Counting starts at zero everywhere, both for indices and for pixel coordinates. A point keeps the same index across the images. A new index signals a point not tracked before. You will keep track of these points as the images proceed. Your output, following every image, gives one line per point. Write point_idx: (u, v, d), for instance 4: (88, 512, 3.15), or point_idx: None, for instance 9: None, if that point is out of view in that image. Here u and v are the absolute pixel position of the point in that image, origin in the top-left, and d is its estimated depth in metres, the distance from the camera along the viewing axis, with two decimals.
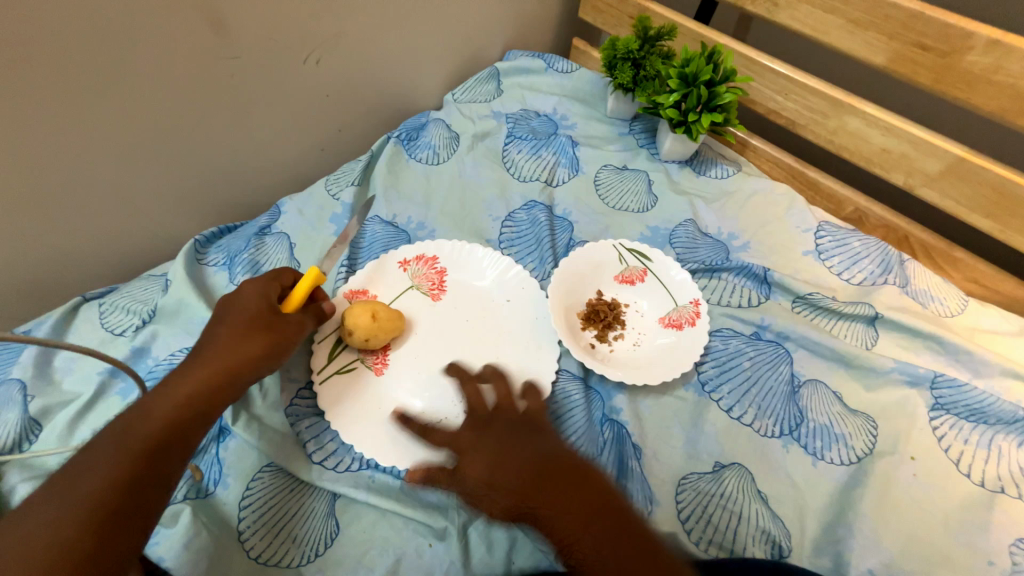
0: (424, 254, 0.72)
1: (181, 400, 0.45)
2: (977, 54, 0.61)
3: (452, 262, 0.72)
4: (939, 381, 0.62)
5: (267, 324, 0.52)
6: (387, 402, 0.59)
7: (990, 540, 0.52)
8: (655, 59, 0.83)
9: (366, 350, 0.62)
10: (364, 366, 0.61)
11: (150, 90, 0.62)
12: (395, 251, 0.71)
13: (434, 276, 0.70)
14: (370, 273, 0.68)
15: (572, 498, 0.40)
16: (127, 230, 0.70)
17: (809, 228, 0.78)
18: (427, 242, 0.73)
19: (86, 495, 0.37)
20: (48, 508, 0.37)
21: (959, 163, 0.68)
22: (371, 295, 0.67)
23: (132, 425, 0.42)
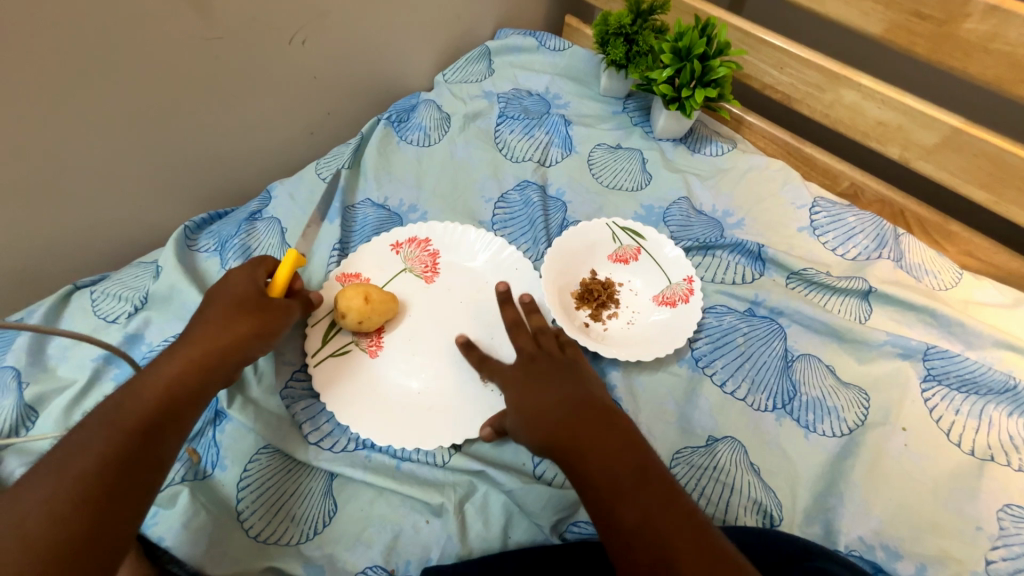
0: (417, 237, 0.71)
1: (174, 379, 0.46)
2: (975, 21, 0.60)
3: (444, 243, 0.71)
4: (932, 353, 0.62)
5: (259, 306, 0.53)
6: (382, 383, 0.60)
7: (978, 506, 0.53)
8: (648, 34, 0.81)
9: (360, 333, 0.62)
10: (358, 349, 0.62)
11: (133, 74, 0.61)
12: (387, 234, 0.71)
13: (427, 258, 0.70)
14: (363, 256, 0.68)
15: (605, 443, 0.44)
16: (116, 218, 0.70)
17: (804, 204, 0.77)
18: (418, 224, 0.72)
19: (81, 472, 0.38)
20: (42, 486, 0.37)
21: (954, 135, 0.67)
22: (363, 278, 0.67)
23: (125, 404, 0.43)
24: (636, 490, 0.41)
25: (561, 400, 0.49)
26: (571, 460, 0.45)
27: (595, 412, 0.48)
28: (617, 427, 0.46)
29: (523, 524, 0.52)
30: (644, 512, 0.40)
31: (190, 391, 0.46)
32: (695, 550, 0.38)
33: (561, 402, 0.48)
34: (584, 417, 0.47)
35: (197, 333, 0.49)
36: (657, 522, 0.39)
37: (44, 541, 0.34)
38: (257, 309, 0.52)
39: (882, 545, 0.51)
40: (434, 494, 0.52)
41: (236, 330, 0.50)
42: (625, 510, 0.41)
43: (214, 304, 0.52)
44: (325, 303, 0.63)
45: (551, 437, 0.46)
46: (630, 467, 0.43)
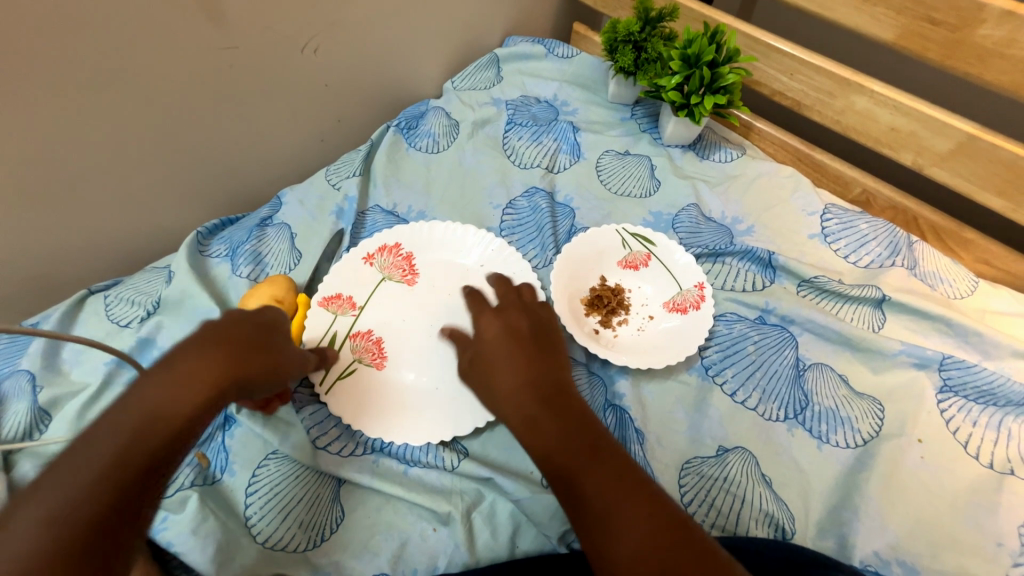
0: (386, 245, 0.71)
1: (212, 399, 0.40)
2: (990, 27, 0.60)
3: (453, 248, 0.72)
4: (948, 363, 0.61)
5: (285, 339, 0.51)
6: (390, 390, 0.60)
7: (998, 522, 0.52)
8: (657, 41, 0.81)
9: (360, 352, 0.62)
10: (364, 365, 0.61)
11: (149, 83, 0.62)
12: (355, 249, 0.69)
13: (402, 262, 0.70)
14: (340, 276, 0.67)
15: (560, 422, 0.44)
16: (131, 224, 0.71)
17: (815, 211, 0.77)
18: (387, 232, 0.72)
19: (81, 523, 0.31)
20: (70, 500, 0.32)
21: (969, 142, 0.66)
22: (345, 297, 0.66)
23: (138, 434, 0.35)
24: (597, 470, 0.41)
25: (526, 372, 0.48)
26: (531, 441, 0.44)
27: (560, 393, 0.47)
28: (580, 409, 0.46)
29: (531, 534, 0.51)
30: (603, 494, 0.40)
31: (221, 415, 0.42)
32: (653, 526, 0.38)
33: (527, 375, 0.48)
34: (548, 402, 0.45)
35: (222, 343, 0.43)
36: (616, 502, 0.39)
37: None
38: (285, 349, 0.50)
39: (899, 560, 0.50)
40: (441, 502, 0.52)
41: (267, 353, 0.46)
42: (583, 483, 0.41)
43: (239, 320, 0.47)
44: (315, 331, 0.62)
45: (509, 402, 0.47)
46: (590, 450, 0.43)
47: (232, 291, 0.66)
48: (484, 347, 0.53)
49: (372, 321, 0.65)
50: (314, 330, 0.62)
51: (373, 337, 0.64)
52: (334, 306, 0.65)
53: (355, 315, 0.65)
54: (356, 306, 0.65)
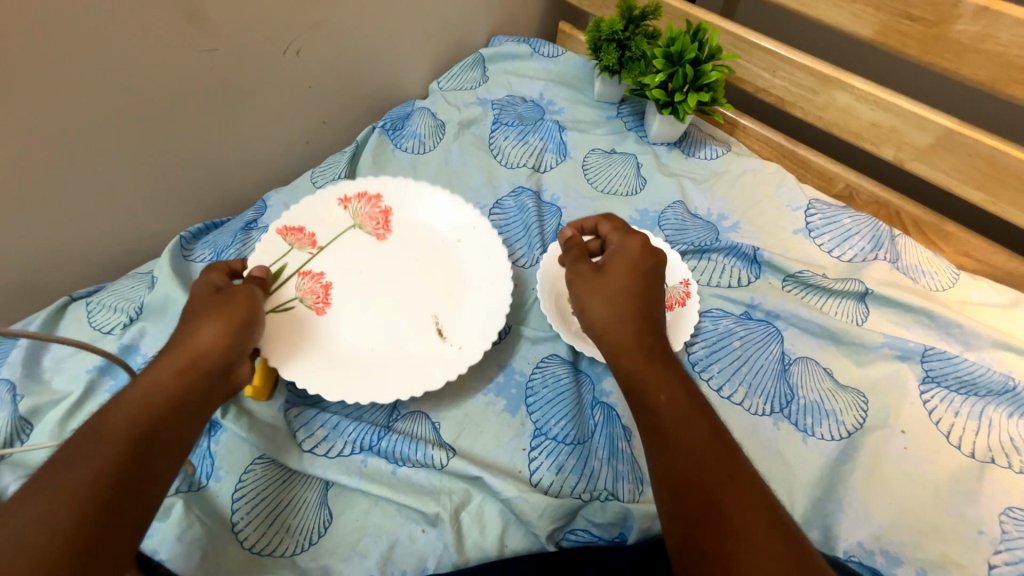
0: (366, 193, 0.71)
1: (169, 382, 0.46)
2: (966, 22, 0.60)
3: (432, 214, 0.71)
4: (930, 354, 0.62)
5: (224, 300, 0.53)
6: (323, 337, 0.60)
7: (980, 510, 0.52)
8: (641, 39, 0.82)
9: (304, 292, 0.62)
10: (303, 305, 0.61)
11: (128, 87, 0.61)
12: (335, 188, 0.70)
13: (377, 215, 0.70)
14: (311, 212, 0.68)
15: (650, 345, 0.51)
16: (113, 230, 0.70)
17: (799, 206, 0.77)
18: (371, 180, 0.72)
19: (74, 485, 0.38)
20: (70, 472, 0.38)
21: (948, 136, 0.67)
22: (308, 233, 0.67)
23: (114, 415, 0.42)
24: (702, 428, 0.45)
25: (630, 293, 0.54)
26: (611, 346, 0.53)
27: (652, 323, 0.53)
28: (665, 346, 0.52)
29: (520, 532, 0.51)
30: (709, 456, 0.43)
31: (192, 387, 0.46)
32: (745, 492, 0.41)
33: (635, 297, 0.54)
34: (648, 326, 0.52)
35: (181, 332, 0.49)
36: (713, 462, 0.42)
37: (78, 528, 0.36)
38: (226, 299, 0.53)
39: (882, 550, 0.51)
40: (430, 503, 0.52)
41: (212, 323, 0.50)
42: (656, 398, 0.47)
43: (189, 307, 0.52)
44: (269, 254, 0.64)
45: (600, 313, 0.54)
46: (702, 413, 0.46)
47: None
48: (614, 268, 0.56)
49: (326, 265, 0.65)
50: (269, 252, 0.64)
51: (324, 281, 0.64)
52: (294, 237, 0.66)
53: (312, 254, 0.65)
54: (315, 246, 0.66)
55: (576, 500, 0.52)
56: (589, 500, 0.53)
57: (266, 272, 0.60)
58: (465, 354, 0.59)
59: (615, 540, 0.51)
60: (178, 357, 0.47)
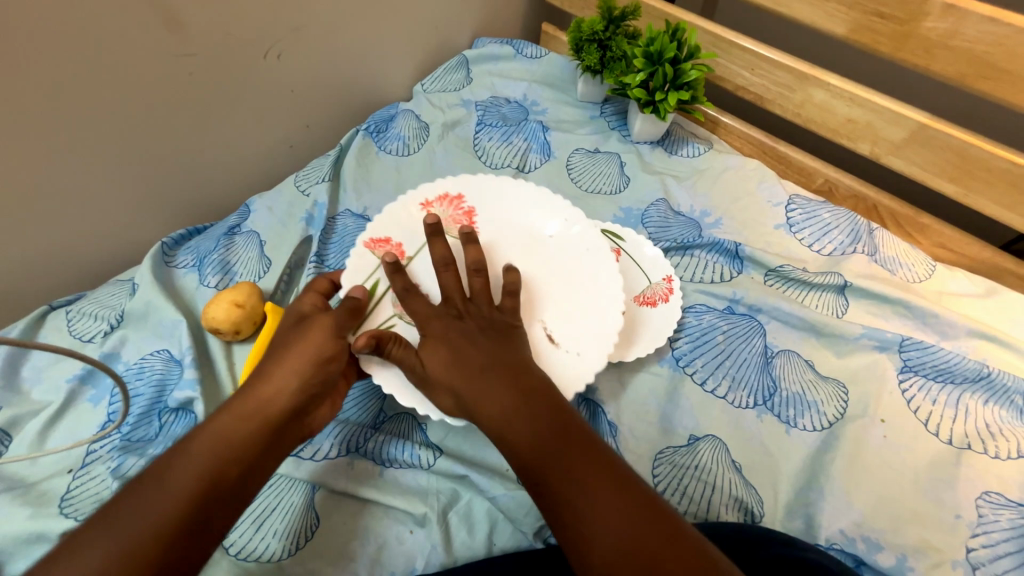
0: (447, 194, 0.65)
1: (246, 429, 0.44)
2: (934, 19, 0.62)
3: (521, 210, 0.64)
4: (907, 344, 0.63)
5: (304, 336, 0.49)
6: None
7: (958, 495, 0.54)
8: (621, 39, 0.83)
9: (403, 306, 0.57)
10: (404, 322, 0.56)
11: (105, 92, 0.61)
12: (415, 192, 0.64)
13: (462, 217, 0.63)
14: (395, 221, 0.62)
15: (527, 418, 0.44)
16: (93, 237, 0.69)
17: (780, 202, 0.79)
18: (449, 180, 0.66)
19: (134, 537, 0.36)
20: (132, 523, 0.37)
21: (921, 130, 0.69)
22: (395, 243, 0.61)
23: (184, 460, 0.41)
24: (568, 451, 0.42)
25: (489, 363, 0.48)
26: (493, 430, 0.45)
27: (523, 381, 0.47)
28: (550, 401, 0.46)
29: (508, 530, 0.51)
30: (628, 528, 0.38)
31: (268, 434, 0.44)
32: (627, 509, 0.39)
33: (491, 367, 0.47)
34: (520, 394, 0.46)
35: (265, 372, 0.47)
36: (590, 489, 0.40)
37: None
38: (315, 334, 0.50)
39: (863, 537, 0.52)
40: (417, 503, 0.52)
41: (289, 364, 0.48)
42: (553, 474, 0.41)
43: (278, 343, 0.50)
44: (359, 271, 0.58)
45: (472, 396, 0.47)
46: (599, 464, 0.41)
47: (200, 301, 0.65)
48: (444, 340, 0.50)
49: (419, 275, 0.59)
50: (361, 269, 0.58)
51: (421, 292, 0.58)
52: (382, 249, 0.60)
53: (401, 265, 0.60)
54: (405, 255, 0.60)
55: None
56: None
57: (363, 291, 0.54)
58: (586, 361, 0.55)
59: None
60: (250, 401, 0.45)
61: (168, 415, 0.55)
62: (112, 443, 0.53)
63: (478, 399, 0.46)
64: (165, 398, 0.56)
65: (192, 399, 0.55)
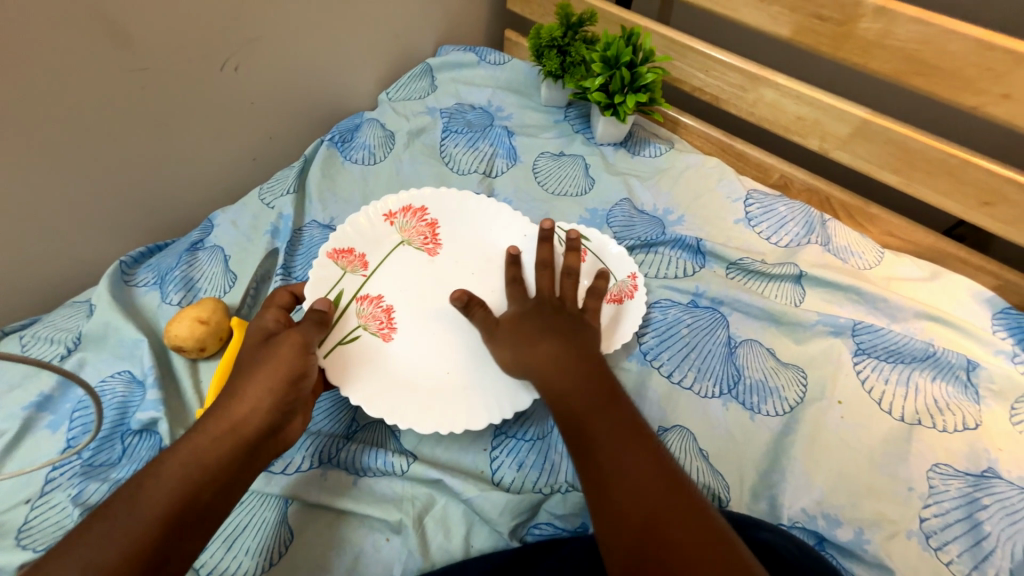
0: (411, 206, 0.70)
1: (215, 450, 0.43)
2: (868, 20, 0.66)
3: (483, 221, 0.71)
4: (859, 328, 0.66)
5: (272, 354, 0.48)
6: (393, 363, 0.59)
7: (909, 469, 0.57)
8: (579, 45, 0.85)
9: (366, 318, 0.61)
10: (369, 333, 0.60)
11: (51, 110, 0.59)
12: (379, 203, 0.70)
13: (424, 229, 0.69)
14: (359, 232, 0.67)
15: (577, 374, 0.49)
16: (46, 258, 0.67)
17: (738, 197, 0.82)
18: (414, 192, 0.71)
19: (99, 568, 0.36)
20: (96, 553, 0.36)
21: (864, 125, 0.73)
22: (358, 254, 0.65)
23: (149, 485, 0.40)
24: (604, 415, 0.46)
25: (554, 329, 0.54)
26: (540, 377, 0.50)
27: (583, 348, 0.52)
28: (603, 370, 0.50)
29: (485, 531, 0.52)
30: (644, 486, 0.41)
31: (240, 454, 0.44)
32: (649, 477, 0.42)
33: (552, 331, 0.53)
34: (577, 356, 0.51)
35: (234, 390, 0.46)
36: (624, 454, 0.43)
37: None
38: (283, 351, 0.49)
39: (824, 514, 0.54)
40: (392, 510, 0.52)
41: (257, 385, 0.46)
42: (591, 423, 0.45)
43: (246, 359, 0.49)
44: (324, 282, 0.61)
45: (527, 349, 0.52)
46: (633, 433, 0.45)
47: (162, 319, 0.64)
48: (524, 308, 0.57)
49: (382, 287, 0.64)
50: (325, 280, 0.61)
51: (383, 304, 0.63)
52: (345, 260, 0.64)
53: (365, 276, 0.64)
54: (368, 267, 0.65)
55: (538, 494, 0.53)
56: (551, 493, 0.54)
57: (327, 303, 0.56)
58: None
59: (577, 530, 0.52)
60: (217, 426, 0.44)
61: (131, 438, 0.54)
62: (72, 469, 0.52)
63: (538, 349, 0.52)
64: (128, 420, 0.55)
65: (156, 419, 0.54)
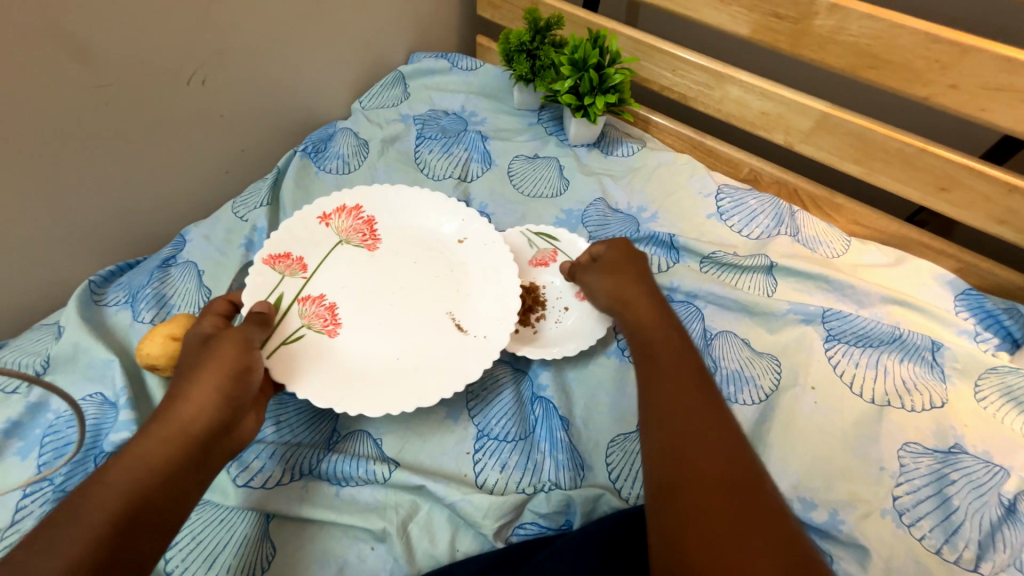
0: (345, 206, 0.70)
1: (164, 452, 0.43)
2: (823, 17, 0.68)
3: (423, 212, 0.72)
4: (829, 315, 0.68)
5: (211, 353, 0.49)
6: (340, 356, 0.59)
7: (881, 449, 0.58)
8: (548, 48, 0.86)
9: (310, 317, 0.60)
10: (313, 331, 0.59)
11: (10, 130, 0.58)
12: (311, 207, 0.68)
13: (361, 226, 0.69)
14: (292, 235, 0.66)
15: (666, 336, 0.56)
16: (11, 281, 0.66)
17: (710, 192, 0.83)
18: (345, 192, 0.71)
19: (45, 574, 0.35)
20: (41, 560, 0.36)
21: (825, 118, 0.75)
22: (295, 258, 0.65)
23: (96, 492, 0.40)
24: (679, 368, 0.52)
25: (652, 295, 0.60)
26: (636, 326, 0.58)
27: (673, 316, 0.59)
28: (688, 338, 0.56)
29: (470, 534, 0.52)
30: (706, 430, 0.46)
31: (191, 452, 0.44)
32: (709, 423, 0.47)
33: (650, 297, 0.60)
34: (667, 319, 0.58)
35: (178, 392, 0.46)
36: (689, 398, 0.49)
37: None
38: (223, 348, 0.49)
39: (800, 497, 0.56)
40: (375, 519, 0.52)
41: (203, 387, 0.46)
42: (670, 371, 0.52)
43: (186, 364, 0.49)
44: (261, 287, 0.60)
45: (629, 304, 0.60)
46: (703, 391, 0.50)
47: (135, 337, 0.63)
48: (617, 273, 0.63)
49: (324, 285, 0.64)
50: (262, 285, 0.61)
51: (326, 302, 0.62)
52: (282, 265, 0.63)
53: (305, 277, 0.63)
54: (307, 269, 0.64)
55: (521, 494, 0.54)
56: (534, 493, 0.54)
57: (266, 306, 0.57)
58: (493, 342, 0.60)
59: (562, 528, 0.53)
60: (165, 427, 0.44)
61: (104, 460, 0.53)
62: (44, 495, 0.51)
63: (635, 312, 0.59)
64: (100, 442, 0.54)
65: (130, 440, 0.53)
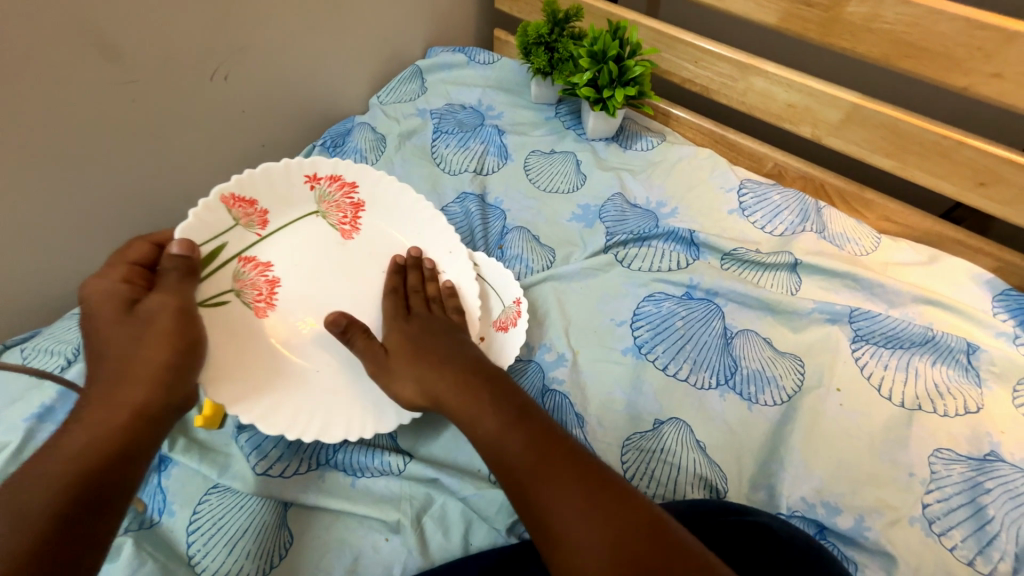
0: (340, 177, 0.66)
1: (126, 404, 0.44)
2: (855, 5, 0.65)
3: (417, 227, 0.68)
4: (857, 315, 0.66)
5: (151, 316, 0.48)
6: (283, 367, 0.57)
7: (910, 454, 0.56)
8: (567, 40, 0.85)
9: (245, 284, 0.59)
10: (242, 302, 0.59)
11: (42, 126, 0.60)
12: (306, 161, 0.64)
13: (346, 206, 0.67)
14: (268, 181, 0.62)
15: (480, 417, 0.45)
16: (46, 272, 0.68)
17: (732, 187, 0.81)
18: (348, 162, 0.66)
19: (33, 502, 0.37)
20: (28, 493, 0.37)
21: (856, 110, 0.72)
22: (259, 209, 0.62)
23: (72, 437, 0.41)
24: (535, 456, 0.41)
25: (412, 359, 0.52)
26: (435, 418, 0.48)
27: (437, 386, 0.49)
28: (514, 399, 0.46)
29: (483, 529, 0.52)
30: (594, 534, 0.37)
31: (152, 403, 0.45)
32: (591, 522, 0.38)
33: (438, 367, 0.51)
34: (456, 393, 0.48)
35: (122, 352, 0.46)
36: (555, 493, 0.39)
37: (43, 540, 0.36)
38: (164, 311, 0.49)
39: (823, 502, 0.54)
40: (390, 511, 0.53)
41: (154, 348, 0.47)
42: (521, 456, 0.42)
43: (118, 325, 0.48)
44: (209, 227, 0.57)
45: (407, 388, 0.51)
46: (575, 476, 0.40)
47: None
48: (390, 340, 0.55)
49: (276, 255, 0.62)
50: (208, 226, 0.57)
51: (269, 274, 0.61)
52: (241, 210, 0.60)
53: (258, 236, 0.61)
54: (265, 227, 0.62)
55: None
56: None
57: (190, 247, 0.54)
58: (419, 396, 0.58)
59: None
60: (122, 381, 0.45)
61: None
62: None
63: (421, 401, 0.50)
64: None
65: None
